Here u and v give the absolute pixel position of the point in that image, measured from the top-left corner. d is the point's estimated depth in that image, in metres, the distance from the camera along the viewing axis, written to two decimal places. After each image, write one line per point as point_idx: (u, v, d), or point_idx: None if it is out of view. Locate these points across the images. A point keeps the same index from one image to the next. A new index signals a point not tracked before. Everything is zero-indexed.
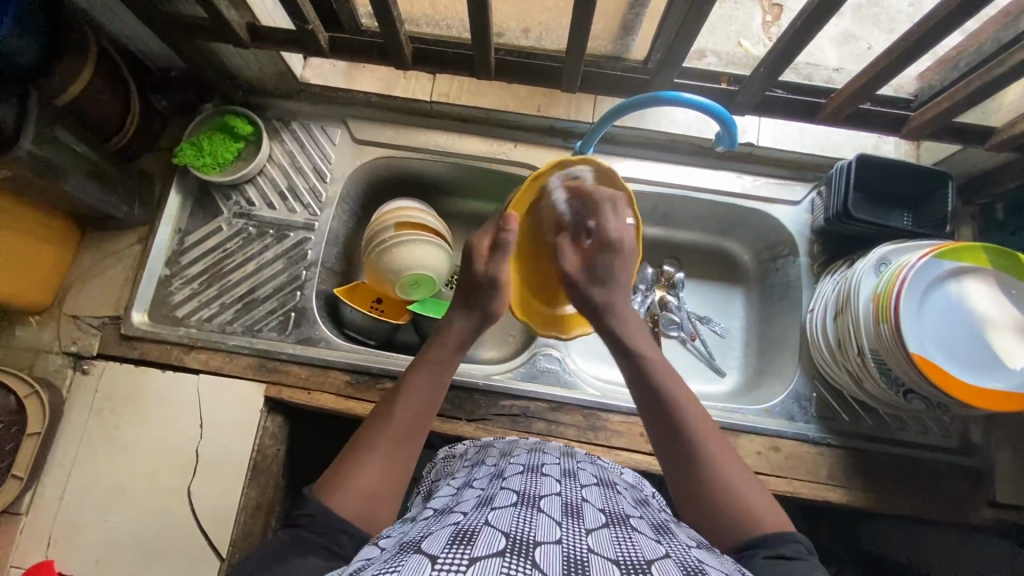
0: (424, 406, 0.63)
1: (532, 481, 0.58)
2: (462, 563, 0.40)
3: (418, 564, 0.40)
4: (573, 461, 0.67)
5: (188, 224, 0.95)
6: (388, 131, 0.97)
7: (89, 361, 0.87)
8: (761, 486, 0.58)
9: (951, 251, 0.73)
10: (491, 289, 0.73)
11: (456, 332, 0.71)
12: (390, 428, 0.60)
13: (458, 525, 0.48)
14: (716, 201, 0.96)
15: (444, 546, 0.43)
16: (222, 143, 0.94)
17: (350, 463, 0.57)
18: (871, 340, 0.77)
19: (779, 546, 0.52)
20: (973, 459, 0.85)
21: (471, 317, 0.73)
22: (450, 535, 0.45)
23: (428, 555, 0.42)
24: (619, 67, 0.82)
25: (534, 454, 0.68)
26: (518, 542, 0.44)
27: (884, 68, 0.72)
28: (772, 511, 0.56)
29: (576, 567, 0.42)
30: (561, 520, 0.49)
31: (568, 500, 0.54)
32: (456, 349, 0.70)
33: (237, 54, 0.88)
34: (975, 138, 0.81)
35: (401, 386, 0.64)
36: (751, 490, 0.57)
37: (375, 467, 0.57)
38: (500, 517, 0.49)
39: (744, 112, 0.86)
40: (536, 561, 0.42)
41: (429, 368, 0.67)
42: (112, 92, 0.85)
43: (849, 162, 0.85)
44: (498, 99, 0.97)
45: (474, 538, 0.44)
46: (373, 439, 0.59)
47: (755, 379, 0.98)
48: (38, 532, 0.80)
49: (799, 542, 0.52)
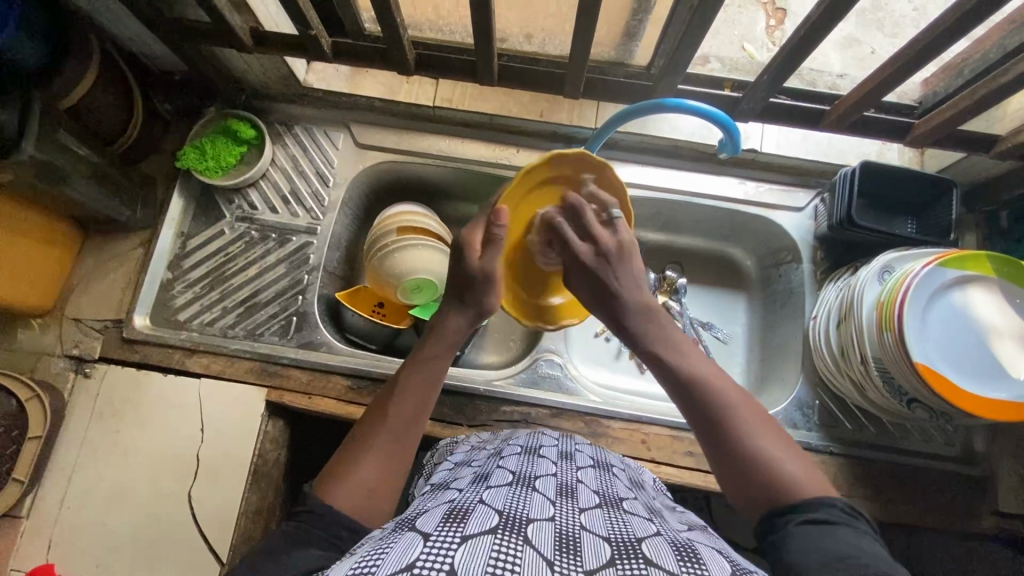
0: (420, 403, 0.62)
1: (528, 462, 0.58)
2: (454, 541, 0.39)
3: (410, 542, 0.40)
4: (571, 443, 0.67)
5: (190, 227, 0.95)
6: (391, 136, 0.98)
7: (91, 364, 0.87)
8: (795, 448, 0.52)
9: (954, 259, 0.73)
10: (485, 284, 0.70)
11: (449, 329, 0.69)
12: (386, 427, 0.60)
13: (453, 503, 0.48)
14: (719, 206, 0.95)
15: (438, 525, 0.43)
16: (225, 147, 0.94)
17: (347, 461, 0.57)
18: (874, 348, 0.76)
19: (817, 512, 0.46)
20: (976, 468, 0.85)
21: (466, 312, 0.71)
22: (444, 513, 0.45)
23: (421, 533, 0.41)
24: (622, 73, 0.82)
25: (533, 436, 0.68)
26: (511, 520, 0.43)
27: (888, 75, 0.72)
28: (807, 472, 0.50)
29: (567, 545, 0.42)
30: (555, 499, 0.49)
31: (563, 480, 0.54)
32: (449, 347, 0.68)
33: (241, 59, 0.88)
34: (980, 147, 0.80)
35: (396, 384, 0.64)
36: (783, 452, 0.51)
37: (371, 464, 0.57)
38: (495, 494, 0.49)
39: (749, 119, 0.85)
40: (528, 537, 0.41)
41: (423, 366, 0.66)
42: (115, 96, 0.85)
43: (853, 169, 0.85)
44: (499, 104, 0.96)
45: (468, 516, 0.44)
46: (369, 437, 0.59)
47: (757, 386, 0.98)
48: (39, 534, 0.80)
49: (837, 508, 0.46)
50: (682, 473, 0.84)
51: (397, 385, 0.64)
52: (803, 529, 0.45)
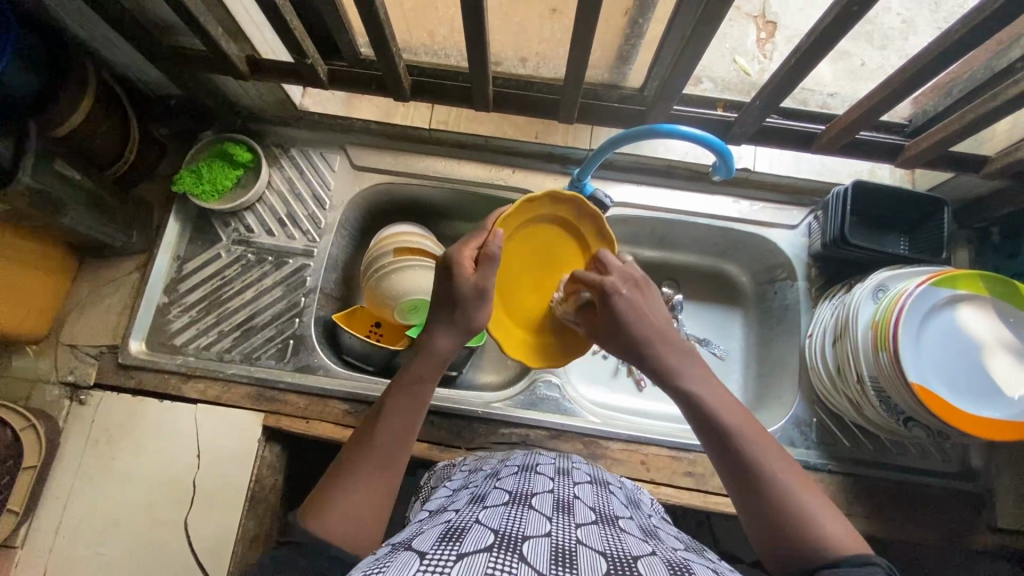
0: (407, 427, 0.61)
1: (525, 480, 0.58)
2: (451, 559, 0.40)
3: (407, 561, 0.40)
4: (568, 461, 0.67)
5: (186, 251, 0.95)
6: (387, 157, 0.98)
7: (86, 391, 0.86)
8: (825, 502, 0.50)
9: (947, 279, 0.73)
10: (478, 300, 0.67)
11: (437, 349, 0.66)
12: (372, 453, 0.59)
13: (449, 524, 0.47)
14: (713, 225, 0.96)
15: (434, 543, 0.42)
16: (221, 170, 0.94)
17: (332, 487, 0.57)
18: (870, 368, 0.76)
19: (854, 566, 0.45)
20: (974, 484, 0.85)
21: (454, 331, 0.68)
22: (440, 533, 0.45)
23: (418, 551, 0.41)
24: (616, 96, 0.83)
25: (529, 455, 0.67)
26: (507, 537, 0.43)
27: (878, 100, 0.73)
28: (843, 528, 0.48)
29: (563, 559, 0.42)
30: (551, 516, 0.49)
31: (560, 496, 0.54)
32: (436, 366, 0.66)
33: (238, 85, 0.89)
34: (970, 167, 0.81)
35: (385, 405, 0.63)
36: (818, 504, 0.50)
37: (356, 492, 0.56)
38: (491, 514, 0.48)
39: (742, 141, 0.86)
40: (524, 553, 0.41)
41: (410, 389, 0.64)
42: (110, 124, 0.85)
43: (846, 188, 0.86)
44: (496, 126, 0.97)
45: (463, 535, 0.44)
46: (352, 465, 0.58)
47: (755, 402, 0.98)
48: (32, 565, 0.79)
49: (876, 564, 0.44)
50: (681, 493, 0.84)
51: (382, 410, 0.62)
52: None
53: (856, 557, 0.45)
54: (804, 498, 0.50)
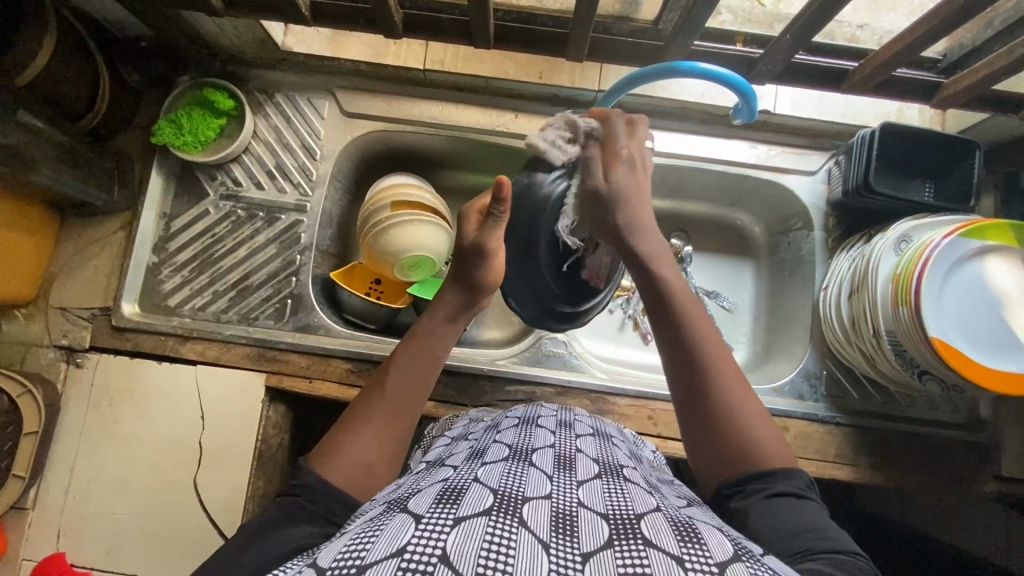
0: (417, 384, 0.60)
1: (526, 433, 0.56)
2: (446, 524, 0.36)
3: (401, 526, 0.37)
4: (571, 413, 0.65)
5: (172, 208, 0.90)
6: (381, 102, 0.91)
7: (82, 354, 0.84)
8: (762, 411, 0.53)
9: (977, 229, 0.70)
10: (478, 257, 0.65)
11: (446, 302, 0.66)
12: (391, 397, 0.58)
13: (447, 482, 0.44)
14: (728, 171, 0.91)
15: (431, 506, 0.39)
16: (202, 119, 0.87)
17: (343, 434, 0.55)
18: (887, 321, 0.74)
19: (783, 485, 0.48)
20: (980, 434, 0.85)
21: (462, 286, 0.67)
22: (437, 493, 0.42)
23: (413, 514, 0.38)
24: (627, 30, 0.75)
25: (530, 407, 0.66)
26: (507, 499, 0.40)
27: (925, 32, 0.66)
28: (777, 447, 0.51)
29: (564, 523, 0.39)
30: (553, 473, 0.47)
31: (562, 450, 0.53)
32: (450, 320, 0.66)
33: (212, 22, 0.80)
34: (1009, 108, 0.76)
35: (395, 356, 0.62)
36: (751, 414, 0.53)
37: (371, 437, 0.55)
38: (491, 472, 0.46)
39: (765, 81, 0.80)
40: (524, 518, 0.39)
41: (428, 343, 0.63)
42: (76, 72, 0.78)
43: (872, 132, 0.81)
44: (497, 66, 0.89)
45: (461, 495, 0.41)
46: (362, 412, 0.58)
47: (763, 353, 0.97)
48: (47, 524, 0.79)
49: (800, 479, 0.49)
50: None
51: (395, 360, 0.61)
52: (772, 504, 0.46)
53: (786, 473, 0.49)
54: (753, 423, 0.52)
